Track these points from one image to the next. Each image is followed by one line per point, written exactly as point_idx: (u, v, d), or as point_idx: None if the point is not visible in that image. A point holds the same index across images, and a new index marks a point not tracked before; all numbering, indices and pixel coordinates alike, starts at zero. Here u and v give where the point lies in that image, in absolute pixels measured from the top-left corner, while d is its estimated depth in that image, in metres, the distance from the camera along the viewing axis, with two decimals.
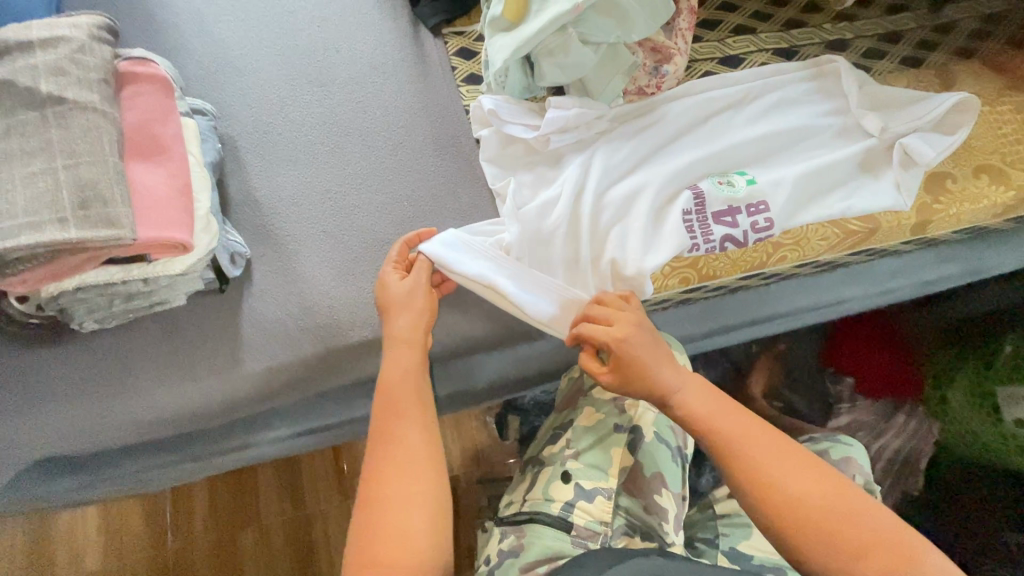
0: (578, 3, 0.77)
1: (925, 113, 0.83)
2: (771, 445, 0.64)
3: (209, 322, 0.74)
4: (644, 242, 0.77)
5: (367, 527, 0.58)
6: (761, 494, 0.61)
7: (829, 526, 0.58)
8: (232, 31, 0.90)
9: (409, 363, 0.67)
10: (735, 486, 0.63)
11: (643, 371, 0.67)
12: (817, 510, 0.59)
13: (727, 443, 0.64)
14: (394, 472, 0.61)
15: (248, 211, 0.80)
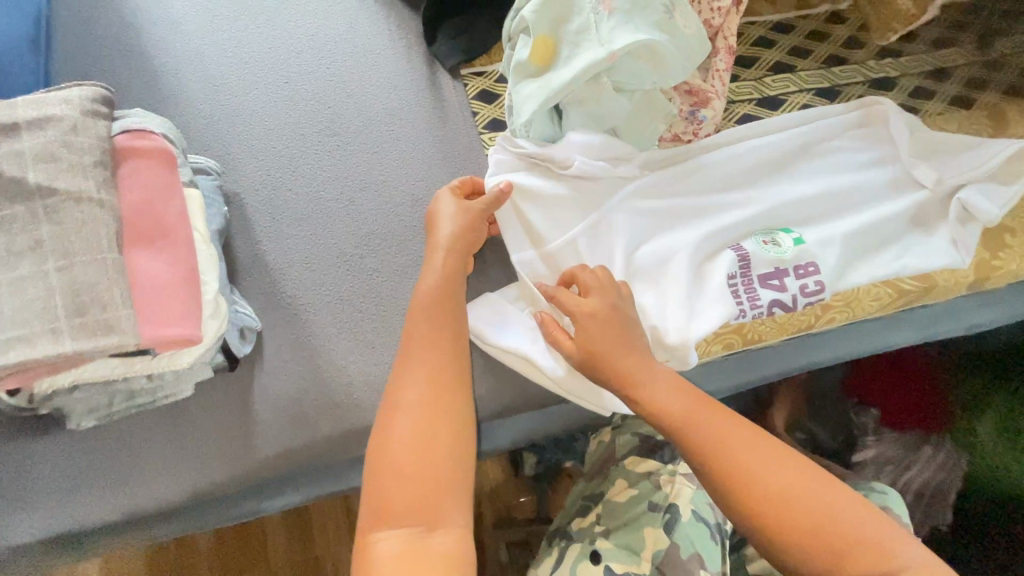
0: (614, 51, 0.71)
1: (982, 161, 0.77)
2: (752, 438, 0.59)
3: (219, 404, 0.68)
4: (687, 308, 0.71)
5: (385, 453, 0.57)
6: (737, 486, 0.56)
7: (818, 532, 0.53)
8: (236, 75, 0.84)
9: (446, 283, 0.67)
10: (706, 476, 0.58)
11: (612, 358, 0.63)
12: (802, 510, 0.54)
13: (702, 438, 0.59)
14: (423, 393, 0.60)
15: (257, 277, 0.74)
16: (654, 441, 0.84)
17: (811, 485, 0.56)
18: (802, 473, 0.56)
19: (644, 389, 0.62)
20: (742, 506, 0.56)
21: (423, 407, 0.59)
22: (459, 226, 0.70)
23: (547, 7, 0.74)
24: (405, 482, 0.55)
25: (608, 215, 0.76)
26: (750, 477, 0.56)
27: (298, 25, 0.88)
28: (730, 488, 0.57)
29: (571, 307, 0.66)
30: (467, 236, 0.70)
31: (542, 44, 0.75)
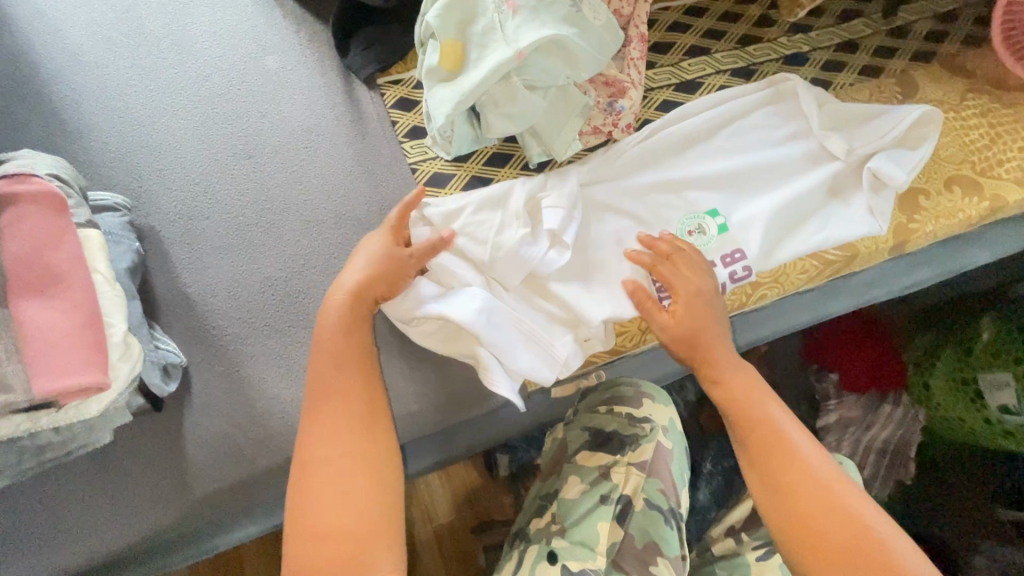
0: (520, 49, 0.70)
1: (887, 130, 0.79)
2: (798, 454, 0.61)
3: (148, 447, 0.66)
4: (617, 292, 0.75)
5: (308, 513, 0.55)
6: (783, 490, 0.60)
7: (858, 556, 0.55)
8: (142, 104, 0.81)
9: (348, 319, 0.63)
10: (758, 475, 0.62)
11: (700, 330, 0.69)
12: (844, 536, 0.56)
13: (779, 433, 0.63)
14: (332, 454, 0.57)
15: (178, 312, 0.72)
16: (606, 433, 0.82)
17: (844, 504, 0.58)
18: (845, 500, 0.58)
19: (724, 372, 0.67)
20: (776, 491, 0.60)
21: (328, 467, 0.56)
22: (369, 270, 0.65)
23: (452, 11, 0.74)
24: (322, 547, 0.53)
25: (535, 204, 0.76)
26: (808, 502, 0.58)
27: (204, 47, 0.85)
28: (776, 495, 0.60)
29: (675, 283, 0.70)
30: (378, 282, 0.65)
31: (450, 49, 0.74)
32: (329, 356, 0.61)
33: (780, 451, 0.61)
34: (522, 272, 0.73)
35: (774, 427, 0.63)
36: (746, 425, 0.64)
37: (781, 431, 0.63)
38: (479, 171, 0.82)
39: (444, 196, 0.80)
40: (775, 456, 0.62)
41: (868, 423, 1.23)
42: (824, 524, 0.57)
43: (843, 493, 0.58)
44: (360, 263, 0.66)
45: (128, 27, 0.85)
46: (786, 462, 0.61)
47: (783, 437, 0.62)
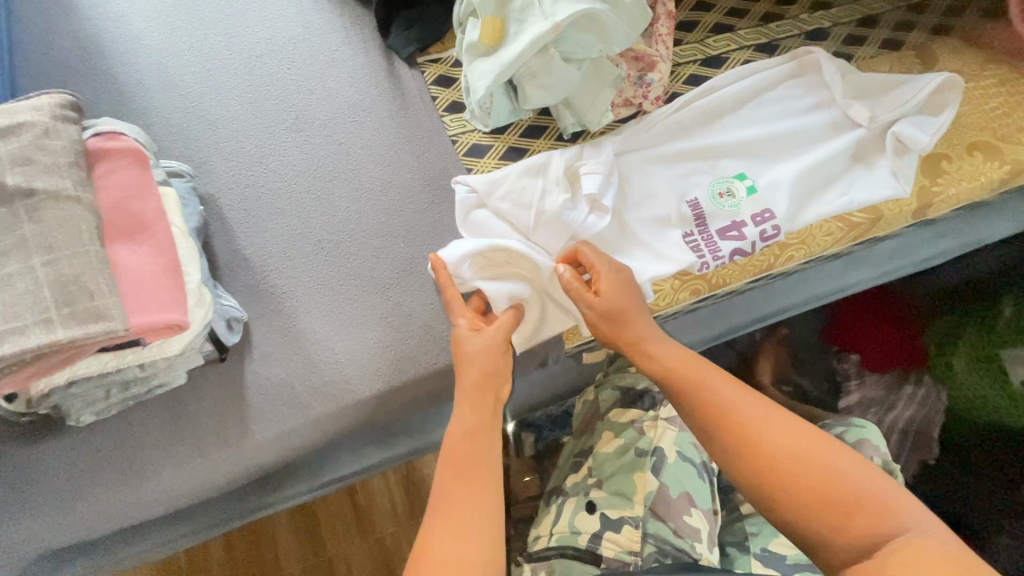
0: (558, 22, 0.75)
1: (909, 97, 0.81)
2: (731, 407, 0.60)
3: (212, 393, 0.71)
4: (652, 256, 0.78)
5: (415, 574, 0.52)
6: (739, 443, 0.57)
7: (823, 496, 0.53)
8: (200, 83, 0.87)
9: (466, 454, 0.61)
10: (711, 439, 0.60)
11: (625, 307, 0.68)
12: (808, 481, 0.54)
13: (684, 386, 0.63)
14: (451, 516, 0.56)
15: (237, 272, 0.77)
16: (635, 392, 0.86)
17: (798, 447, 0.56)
18: (804, 438, 0.56)
19: (654, 344, 0.66)
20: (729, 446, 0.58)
21: (454, 524, 0.55)
22: (483, 368, 0.66)
23: None
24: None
25: (574, 171, 0.80)
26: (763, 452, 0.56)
27: (255, 29, 0.91)
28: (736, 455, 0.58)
29: (596, 261, 0.71)
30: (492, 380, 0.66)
31: (490, 25, 0.79)
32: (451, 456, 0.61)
33: (726, 416, 0.59)
34: (563, 235, 0.77)
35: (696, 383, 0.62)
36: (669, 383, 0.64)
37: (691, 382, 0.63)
38: (515, 142, 0.86)
39: (482, 165, 0.84)
40: (715, 412, 0.60)
41: (890, 404, 1.24)
42: (786, 473, 0.54)
43: (757, 440, 0.57)
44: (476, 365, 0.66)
45: (184, 12, 0.91)
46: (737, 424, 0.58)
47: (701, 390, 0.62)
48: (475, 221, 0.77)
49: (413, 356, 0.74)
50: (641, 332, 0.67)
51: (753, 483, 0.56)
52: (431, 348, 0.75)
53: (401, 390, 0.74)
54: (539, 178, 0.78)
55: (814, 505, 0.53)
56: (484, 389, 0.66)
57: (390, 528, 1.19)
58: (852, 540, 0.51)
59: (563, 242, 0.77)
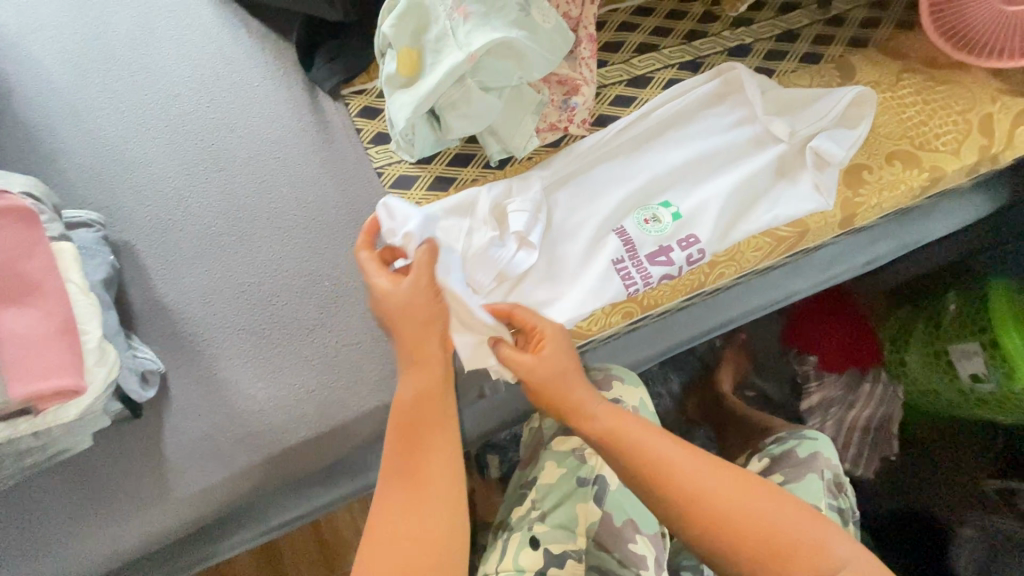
0: (472, 53, 0.74)
1: (826, 112, 0.83)
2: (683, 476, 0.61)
3: (129, 451, 0.68)
4: (582, 297, 0.77)
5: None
6: (691, 503, 0.60)
7: (769, 546, 0.58)
8: (113, 126, 0.84)
9: (410, 424, 0.63)
10: (664, 501, 0.61)
11: (562, 378, 0.66)
12: (765, 544, 0.57)
13: (633, 446, 0.63)
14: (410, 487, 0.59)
15: (155, 321, 0.74)
16: None
17: (747, 503, 0.60)
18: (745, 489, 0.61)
19: (590, 418, 0.65)
20: (684, 507, 0.60)
21: (412, 492, 0.59)
22: (416, 304, 0.65)
23: (405, 20, 0.77)
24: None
25: (501, 210, 0.79)
26: (715, 510, 0.59)
27: (172, 67, 0.88)
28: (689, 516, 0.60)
29: (539, 324, 0.69)
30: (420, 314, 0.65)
31: (407, 55, 0.78)
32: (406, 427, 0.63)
33: (677, 476, 0.61)
34: (490, 273, 0.76)
35: (643, 449, 0.63)
36: (614, 449, 0.64)
37: (637, 449, 0.63)
38: (442, 172, 0.85)
39: (409, 197, 0.83)
40: (663, 475, 0.61)
41: (850, 402, 1.26)
42: (738, 528, 0.58)
43: (708, 498, 0.60)
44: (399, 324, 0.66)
45: (97, 52, 0.89)
46: (697, 505, 0.60)
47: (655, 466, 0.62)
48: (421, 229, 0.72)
49: (341, 398, 0.72)
50: (580, 401, 0.66)
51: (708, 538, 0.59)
52: (359, 389, 0.73)
53: (330, 434, 0.72)
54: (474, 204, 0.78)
55: (774, 559, 0.57)
56: (427, 334, 0.66)
57: (357, 563, 1.16)
58: None
59: (488, 281, 0.76)
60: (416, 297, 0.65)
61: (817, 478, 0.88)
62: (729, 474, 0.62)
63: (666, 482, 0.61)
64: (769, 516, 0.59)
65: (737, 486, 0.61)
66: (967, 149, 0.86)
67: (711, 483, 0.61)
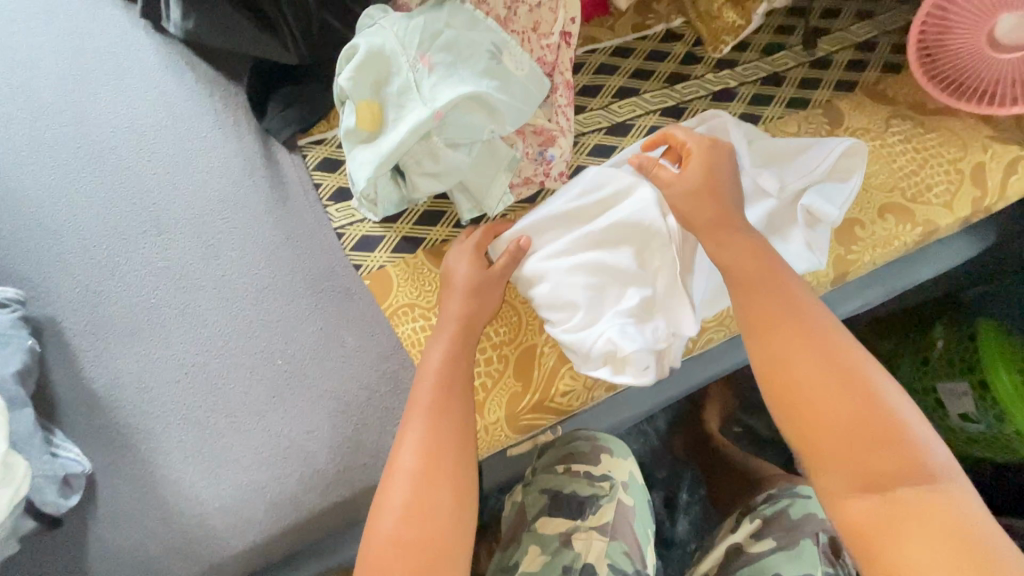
0: (438, 109, 0.68)
1: (816, 165, 0.78)
2: (830, 350, 0.57)
3: (50, 566, 0.60)
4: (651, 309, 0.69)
5: (372, 524, 0.56)
6: (783, 344, 0.58)
7: (856, 420, 0.54)
8: (43, 184, 0.76)
9: (444, 379, 0.64)
10: (761, 331, 0.60)
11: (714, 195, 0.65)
12: (855, 416, 0.54)
13: (751, 275, 0.62)
14: (432, 431, 0.60)
15: (83, 412, 0.66)
16: (563, 495, 0.77)
17: (857, 375, 0.56)
18: (854, 359, 0.57)
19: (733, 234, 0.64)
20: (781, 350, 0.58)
21: (435, 443, 0.59)
22: (472, 287, 0.69)
23: (363, 72, 0.70)
24: (404, 550, 0.54)
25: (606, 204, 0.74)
26: (816, 368, 0.56)
27: (110, 116, 0.80)
28: (783, 359, 0.58)
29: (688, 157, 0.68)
30: (478, 302, 0.69)
31: (366, 110, 0.71)
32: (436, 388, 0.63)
33: (789, 321, 0.59)
34: (583, 290, 0.69)
35: (763, 280, 0.61)
36: (729, 266, 0.63)
37: (759, 277, 0.62)
38: (410, 231, 0.78)
39: (373, 260, 0.76)
40: (775, 314, 0.60)
41: None
42: (825, 390, 0.55)
43: (816, 350, 0.57)
44: (459, 294, 0.69)
45: (25, 101, 0.80)
46: (794, 355, 0.58)
47: (803, 331, 0.58)
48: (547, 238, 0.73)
49: (294, 495, 0.65)
50: (725, 219, 0.64)
51: (785, 383, 0.57)
52: (315, 484, 0.65)
53: (283, 535, 0.64)
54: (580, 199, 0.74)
55: (857, 431, 0.54)
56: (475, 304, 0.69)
57: None
58: (872, 470, 0.52)
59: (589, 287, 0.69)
60: (472, 280, 0.69)
61: (812, 543, 0.82)
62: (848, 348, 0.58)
63: (768, 316, 0.60)
64: (874, 399, 0.55)
65: (850, 359, 0.57)
66: (959, 202, 0.83)
67: (836, 343, 0.58)
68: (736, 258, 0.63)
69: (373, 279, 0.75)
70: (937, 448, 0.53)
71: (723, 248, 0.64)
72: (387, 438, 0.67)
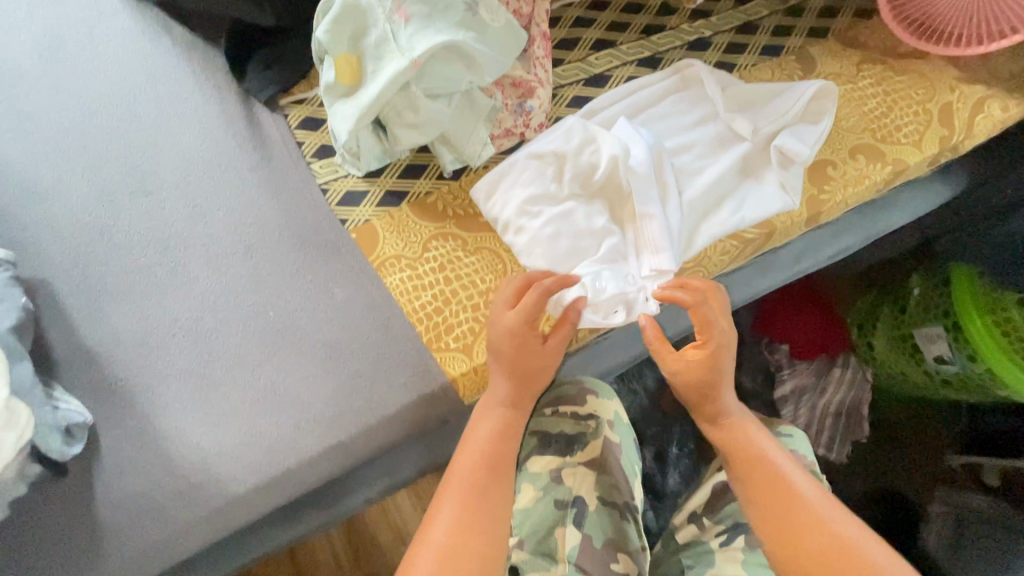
0: (415, 59, 0.69)
1: (788, 108, 0.81)
2: (812, 513, 0.61)
3: (57, 514, 0.63)
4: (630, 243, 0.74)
5: (411, 557, 0.58)
6: (774, 518, 0.62)
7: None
8: (24, 149, 0.76)
9: (497, 415, 0.67)
10: (752, 510, 0.64)
11: (722, 377, 0.68)
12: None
13: (738, 451, 0.68)
14: (484, 460, 0.63)
15: (80, 368, 0.68)
16: (553, 435, 0.80)
17: (841, 534, 0.59)
18: (838, 516, 0.61)
19: (720, 411, 0.70)
20: (771, 516, 0.62)
21: (485, 473, 0.62)
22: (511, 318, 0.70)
23: (340, 25, 0.71)
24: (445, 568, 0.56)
25: (581, 146, 0.76)
26: (803, 531, 0.60)
27: (89, 81, 0.80)
28: (773, 528, 0.62)
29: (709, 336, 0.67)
30: (516, 331, 0.70)
31: (346, 64, 0.72)
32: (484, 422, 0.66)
33: (774, 483, 0.64)
34: (564, 235, 0.72)
35: (751, 455, 0.67)
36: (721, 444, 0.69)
37: (746, 452, 0.67)
38: (394, 185, 0.79)
39: (359, 214, 0.77)
40: (762, 481, 0.65)
41: (822, 387, 1.21)
42: (818, 551, 0.59)
43: (798, 504, 0.62)
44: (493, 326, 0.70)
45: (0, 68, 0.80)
46: (784, 519, 0.62)
47: (773, 482, 0.64)
48: (520, 183, 0.74)
49: (292, 439, 0.67)
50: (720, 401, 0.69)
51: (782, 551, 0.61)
52: (312, 428, 0.68)
53: (284, 478, 0.67)
54: (548, 144, 0.76)
55: None
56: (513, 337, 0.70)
57: None
58: None
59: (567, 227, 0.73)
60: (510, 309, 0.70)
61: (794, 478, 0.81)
62: (834, 512, 0.61)
63: (756, 489, 0.65)
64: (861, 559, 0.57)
65: (831, 516, 0.61)
66: (928, 140, 0.85)
67: (824, 512, 0.61)
68: (728, 438, 0.69)
69: (359, 232, 0.76)
70: None
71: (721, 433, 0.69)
72: (379, 382, 0.70)
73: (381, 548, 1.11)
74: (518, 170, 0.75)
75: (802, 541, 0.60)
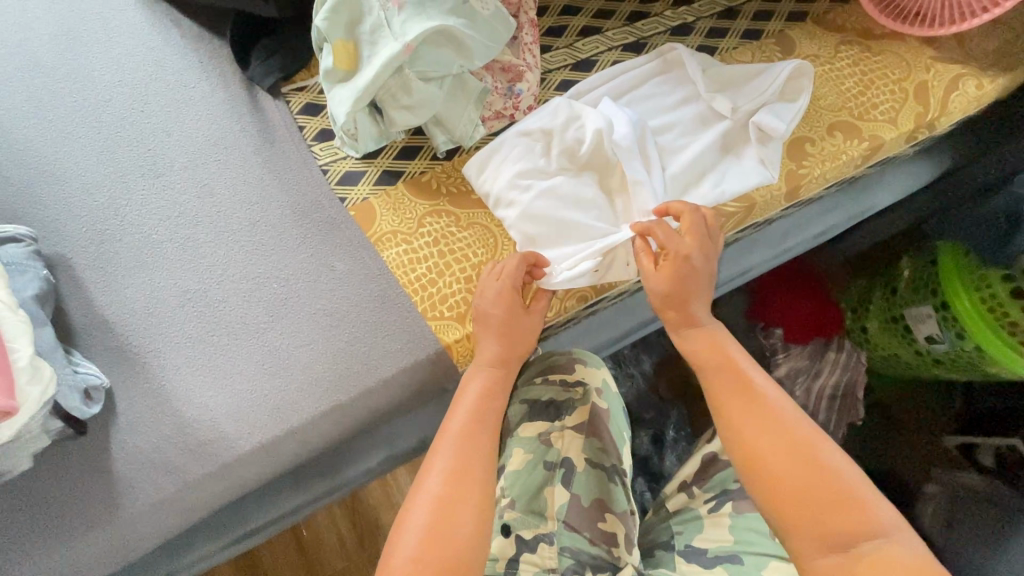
0: (408, 43, 0.73)
1: (766, 86, 0.84)
2: (780, 423, 0.64)
3: (77, 470, 0.67)
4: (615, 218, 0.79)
5: (392, 549, 0.59)
6: (739, 426, 0.65)
7: (809, 487, 0.59)
8: (42, 135, 0.81)
9: (477, 413, 0.68)
10: (722, 422, 0.67)
11: (688, 287, 0.72)
12: (810, 486, 0.59)
13: (708, 368, 0.70)
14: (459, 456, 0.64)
15: (97, 336, 0.72)
16: (543, 402, 0.83)
17: (808, 447, 0.61)
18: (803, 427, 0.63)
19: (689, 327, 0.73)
20: (737, 425, 0.65)
21: (461, 469, 0.63)
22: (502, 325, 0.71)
23: (338, 13, 0.76)
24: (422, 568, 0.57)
25: (567, 123, 0.80)
26: (767, 439, 0.63)
27: (102, 71, 0.85)
28: (741, 437, 0.64)
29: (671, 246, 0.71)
30: (507, 337, 0.72)
31: (343, 49, 0.76)
32: (466, 419, 0.67)
33: (742, 392, 0.67)
34: (549, 206, 0.77)
35: (725, 367, 0.69)
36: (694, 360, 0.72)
37: (720, 362, 0.70)
38: (390, 165, 0.84)
39: (356, 193, 0.81)
40: (731, 392, 0.67)
41: (816, 371, 1.21)
42: (782, 461, 0.61)
43: (768, 415, 0.64)
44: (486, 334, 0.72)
45: (22, 60, 0.85)
46: (751, 429, 0.64)
47: (744, 391, 0.67)
48: (509, 159, 0.79)
49: (294, 402, 0.71)
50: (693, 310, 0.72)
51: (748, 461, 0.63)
52: (314, 391, 0.72)
53: (288, 439, 0.71)
54: (536, 122, 0.80)
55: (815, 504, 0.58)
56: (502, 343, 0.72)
57: (341, 564, 1.13)
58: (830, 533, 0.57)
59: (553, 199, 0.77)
60: (503, 318, 0.71)
61: None
62: (802, 427, 0.63)
63: (725, 400, 0.67)
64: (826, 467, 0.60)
65: (798, 428, 0.63)
66: (904, 117, 0.88)
67: (793, 424, 0.64)
68: (698, 350, 0.72)
69: (356, 210, 0.80)
70: (883, 506, 0.58)
71: (689, 344, 0.73)
72: (376, 349, 0.74)
73: (383, 524, 1.15)
74: (507, 147, 0.80)
75: (769, 456, 0.62)
